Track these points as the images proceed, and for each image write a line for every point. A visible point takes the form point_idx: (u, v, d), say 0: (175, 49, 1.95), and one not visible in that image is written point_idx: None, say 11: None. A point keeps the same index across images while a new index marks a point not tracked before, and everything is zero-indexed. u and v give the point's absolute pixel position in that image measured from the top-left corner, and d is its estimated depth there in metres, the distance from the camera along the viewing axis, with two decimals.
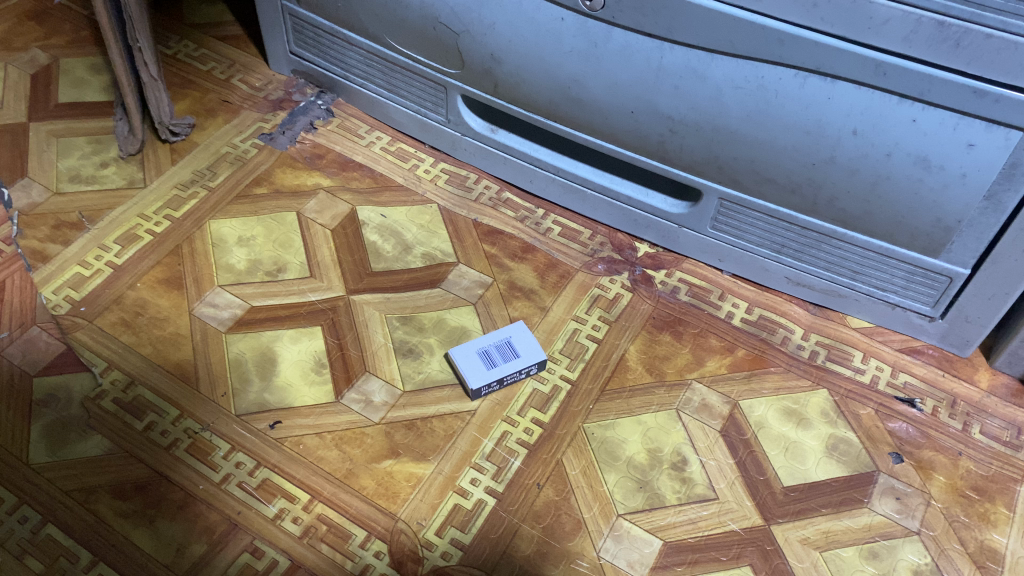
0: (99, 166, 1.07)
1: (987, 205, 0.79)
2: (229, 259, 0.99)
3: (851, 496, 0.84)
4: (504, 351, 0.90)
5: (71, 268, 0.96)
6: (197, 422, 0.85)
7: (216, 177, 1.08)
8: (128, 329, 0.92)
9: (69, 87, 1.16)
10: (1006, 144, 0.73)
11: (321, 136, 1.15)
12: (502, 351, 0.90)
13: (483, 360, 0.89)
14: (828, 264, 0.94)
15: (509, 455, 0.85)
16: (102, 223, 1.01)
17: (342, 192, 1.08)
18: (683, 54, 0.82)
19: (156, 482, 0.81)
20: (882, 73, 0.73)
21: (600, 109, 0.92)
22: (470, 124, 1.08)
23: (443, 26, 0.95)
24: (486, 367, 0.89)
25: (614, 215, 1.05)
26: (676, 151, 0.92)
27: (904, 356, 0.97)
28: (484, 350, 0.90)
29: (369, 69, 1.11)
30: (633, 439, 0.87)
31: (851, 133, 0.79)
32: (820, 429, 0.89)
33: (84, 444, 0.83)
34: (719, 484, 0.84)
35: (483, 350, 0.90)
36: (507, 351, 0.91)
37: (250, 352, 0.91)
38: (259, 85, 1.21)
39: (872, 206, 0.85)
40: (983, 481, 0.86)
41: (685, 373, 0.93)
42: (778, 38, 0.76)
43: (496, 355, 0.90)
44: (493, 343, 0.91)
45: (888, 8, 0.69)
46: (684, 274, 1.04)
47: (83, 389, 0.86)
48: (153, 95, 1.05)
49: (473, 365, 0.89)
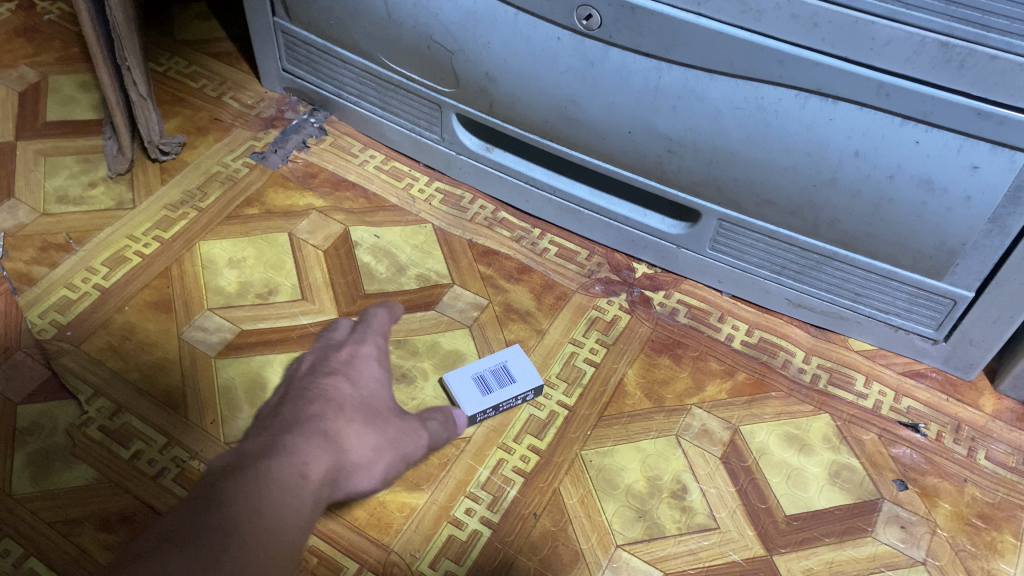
0: (87, 186, 1.05)
1: (991, 228, 0.77)
2: (219, 281, 0.97)
3: (855, 525, 0.82)
4: (499, 376, 0.88)
5: (58, 291, 0.94)
6: (186, 451, 0.83)
7: (206, 197, 1.06)
8: (115, 354, 0.90)
9: (58, 106, 1.15)
10: (1012, 167, 0.72)
11: (313, 154, 1.14)
12: (497, 376, 0.88)
13: (478, 386, 0.87)
14: (829, 286, 0.93)
15: (505, 484, 0.83)
16: (91, 244, 0.99)
17: (334, 212, 1.06)
18: (681, 74, 0.80)
19: (143, 513, 0.78)
20: (885, 94, 0.72)
21: (597, 129, 0.91)
22: (465, 143, 1.06)
23: (437, 44, 0.94)
24: (482, 394, 0.87)
25: (611, 235, 1.04)
26: (674, 172, 0.90)
27: (907, 379, 0.95)
28: (479, 375, 0.88)
29: (363, 88, 1.09)
30: (632, 466, 0.85)
31: (853, 154, 0.77)
32: (822, 455, 0.88)
33: (68, 474, 0.80)
34: (720, 513, 0.82)
35: (478, 375, 0.88)
36: (504, 376, 0.88)
37: (240, 377, 0.89)
38: (251, 103, 1.20)
39: (874, 229, 0.83)
40: (989, 509, 0.84)
41: (684, 398, 0.91)
42: (778, 58, 0.74)
43: (492, 380, 0.88)
44: (488, 367, 0.89)
45: (891, 29, 0.68)
46: (683, 295, 1.02)
47: (68, 417, 0.84)
48: (142, 113, 1.03)
49: (468, 392, 0.87)
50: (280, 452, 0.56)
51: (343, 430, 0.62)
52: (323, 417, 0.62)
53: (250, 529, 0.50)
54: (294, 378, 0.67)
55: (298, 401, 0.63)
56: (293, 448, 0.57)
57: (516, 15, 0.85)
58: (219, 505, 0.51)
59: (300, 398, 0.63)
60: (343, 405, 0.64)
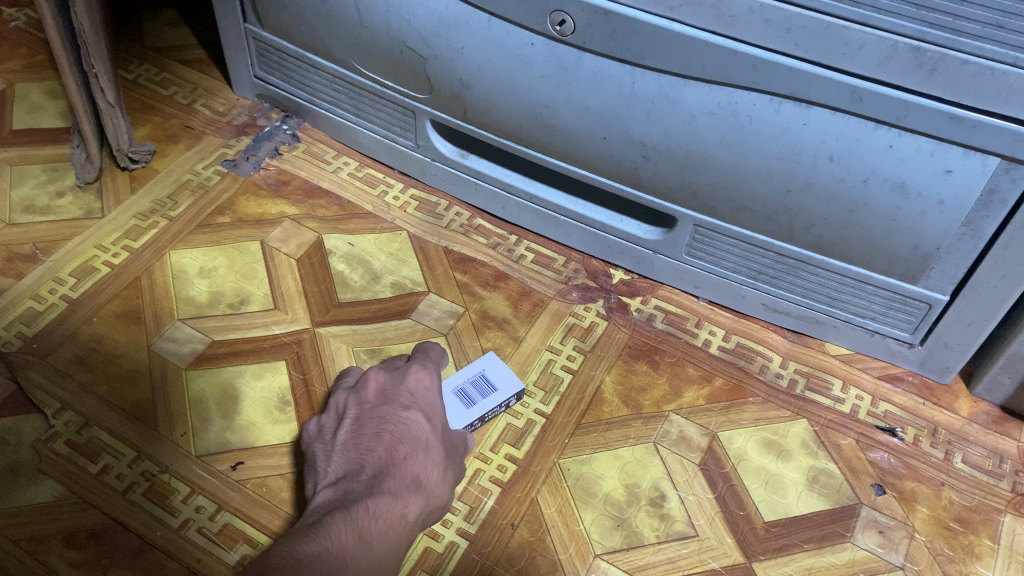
0: (54, 196, 1.03)
1: (965, 232, 0.78)
2: (190, 291, 0.96)
3: (833, 531, 0.82)
4: (480, 386, 0.87)
5: (24, 303, 0.92)
6: (155, 464, 0.81)
7: (177, 206, 1.05)
8: (84, 367, 0.88)
9: (24, 114, 1.13)
10: (984, 171, 0.72)
11: (286, 161, 1.12)
12: (477, 386, 0.87)
13: (461, 399, 0.86)
14: (806, 290, 0.93)
15: (481, 494, 0.82)
16: (58, 255, 0.97)
17: (308, 220, 1.05)
18: (655, 80, 0.80)
19: (111, 529, 0.77)
20: (858, 99, 0.72)
21: (572, 135, 0.90)
22: (440, 150, 1.05)
23: (410, 50, 0.93)
24: (466, 406, 0.85)
25: (587, 241, 1.03)
26: (650, 178, 0.90)
27: (884, 383, 0.95)
28: (460, 388, 0.87)
29: (336, 94, 1.08)
30: (610, 474, 0.84)
31: (827, 159, 0.77)
32: (800, 460, 0.87)
33: (34, 490, 0.78)
34: (699, 520, 0.82)
35: (459, 388, 0.86)
36: (486, 386, 0.87)
37: (211, 389, 0.87)
38: (222, 110, 1.18)
39: (849, 233, 0.83)
40: (966, 512, 0.84)
41: (662, 405, 0.91)
42: (752, 64, 0.74)
43: (474, 392, 0.87)
44: (467, 379, 0.88)
45: (863, 33, 0.68)
46: (660, 301, 1.02)
47: (34, 432, 0.82)
48: (110, 121, 1.01)
49: (453, 406, 0.85)
50: (385, 494, 0.68)
51: (427, 471, 0.72)
52: (411, 460, 0.72)
53: (364, 555, 0.62)
54: (374, 411, 0.76)
55: (387, 442, 0.73)
56: (394, 492, 0.68)
57: (489, 21, 0.84)
58: (337, 532, 0.62)
59: (386, 439, 0.73)
60: (427, 445, 0.74)
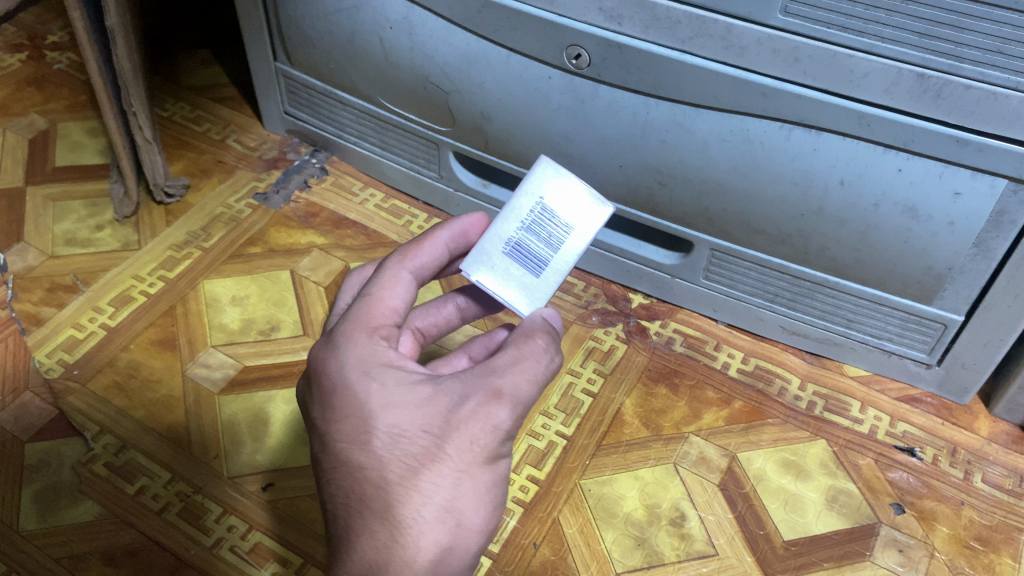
0: (94, 229, 1.08)
1: (976, 252, 0.79)
2: (222, 319, 0.99)
3: (853, 549, 0.83)
4: (547, 225, 0.65)
5: (66, 330, 0.96)
6: (190, 485, 0.84)
7: (210, 237, 1.09)
8: (121, 392, 0.91)
9: (67, 151, 1.18)
10: (992, 192, 0.74)
11: (314, 194, 1.16)
12: (545, 224, 0.65)
13: (519, 266, 0.65)
14: (823, 313, 0.94)
15: (504, 514, 0.84)
16: (97, 285, 1.01)
17: (336, 249, 1.09)
18: (668, 109, 0.83)
19: (147, 548, 0.80)
20: (866, 124, 0.74)
21: (590, 163, 0.93)
22: (463, 180, 1.08)
23: (433, 85, 0.96)
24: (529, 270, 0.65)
25: (606, 266, 1.06)
26: (666, 204, 0.92)
27: (902, 404, 0.96)
28: (525, 238, 0.65)
29: (363, 128, 1.12)
30: (630, 495, 0.86)
31: (838, 183, 0.79)
32: (819, 480, 0.89)
33: (74, 510, 0.82)
34: (718, 539, 0.83)
35: (510, 239, 0.65)
36: (522, 252, 0.65)
37: (243, 413, 0.90)
38: (254, 145, 1.23)
39: (863, 255, 0.85)
40: (987, 531, 0.84)
41: (682, 426, 0.92)
42: (761, 92, 0.76)
43: (530, 257, 0.65)
44: (534, 218, 0.65)
45: (868, 61, 0.70)
46: (679, 325, 1.03)
47: (75, 454, 0.86)
48: (148, 157, 1.06)
49: (518, 280, 0.65)
50: None
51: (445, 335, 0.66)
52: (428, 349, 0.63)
53: None
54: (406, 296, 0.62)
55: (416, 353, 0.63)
56: None
57: (508, 56, 0.88)
58: None
59: None
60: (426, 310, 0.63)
